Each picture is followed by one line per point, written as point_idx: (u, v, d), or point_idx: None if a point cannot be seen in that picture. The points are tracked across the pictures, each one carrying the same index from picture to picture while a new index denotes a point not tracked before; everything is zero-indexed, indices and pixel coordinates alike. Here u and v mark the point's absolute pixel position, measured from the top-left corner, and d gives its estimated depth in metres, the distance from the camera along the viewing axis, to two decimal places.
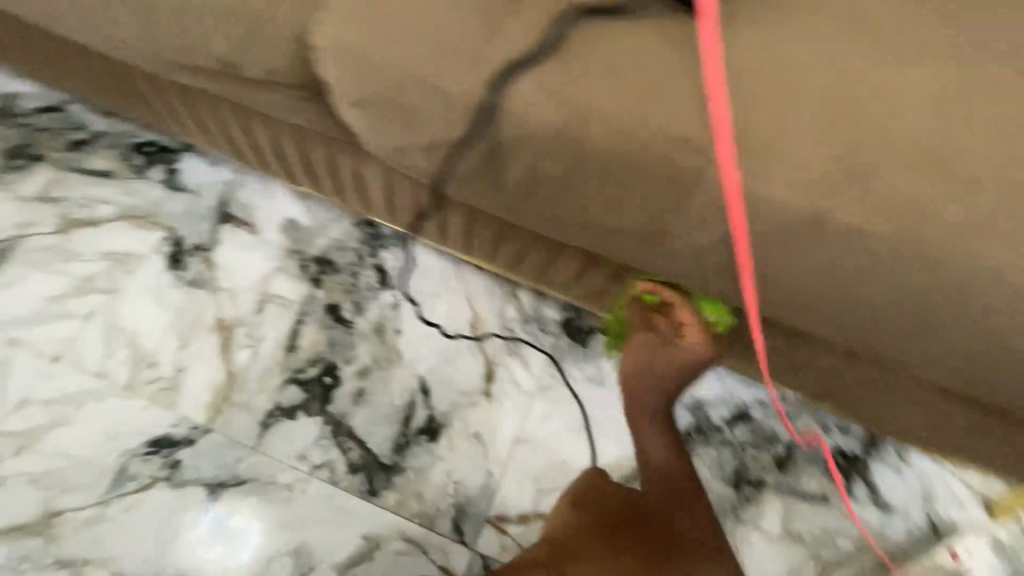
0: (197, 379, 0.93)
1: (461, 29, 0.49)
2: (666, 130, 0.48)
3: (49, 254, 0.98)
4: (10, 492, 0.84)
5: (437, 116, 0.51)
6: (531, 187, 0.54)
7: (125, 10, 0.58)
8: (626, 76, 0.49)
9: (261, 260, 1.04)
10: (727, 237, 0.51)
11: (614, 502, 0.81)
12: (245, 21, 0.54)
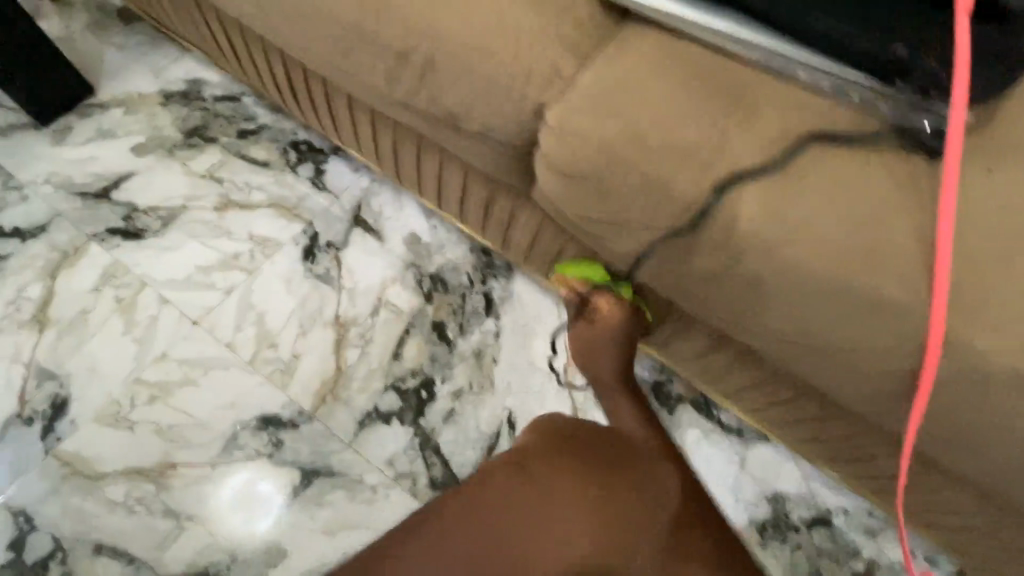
0: (310, 368, 1.00)
1: (682, 123, 0.49)
2: (883, 268, 0.45)
3: (206, 227, 1.09)
4: (135, 437, 0.91)
5: (635, 201, 0.51)
6: (712, 285, 0.53)
7: (352, 42, 0.62)
8: (852, 204, 0.46)
9: (383, 267, 1.10)
10: (912, 380, 0.48)
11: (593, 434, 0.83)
12: (462, 70, 0.56)
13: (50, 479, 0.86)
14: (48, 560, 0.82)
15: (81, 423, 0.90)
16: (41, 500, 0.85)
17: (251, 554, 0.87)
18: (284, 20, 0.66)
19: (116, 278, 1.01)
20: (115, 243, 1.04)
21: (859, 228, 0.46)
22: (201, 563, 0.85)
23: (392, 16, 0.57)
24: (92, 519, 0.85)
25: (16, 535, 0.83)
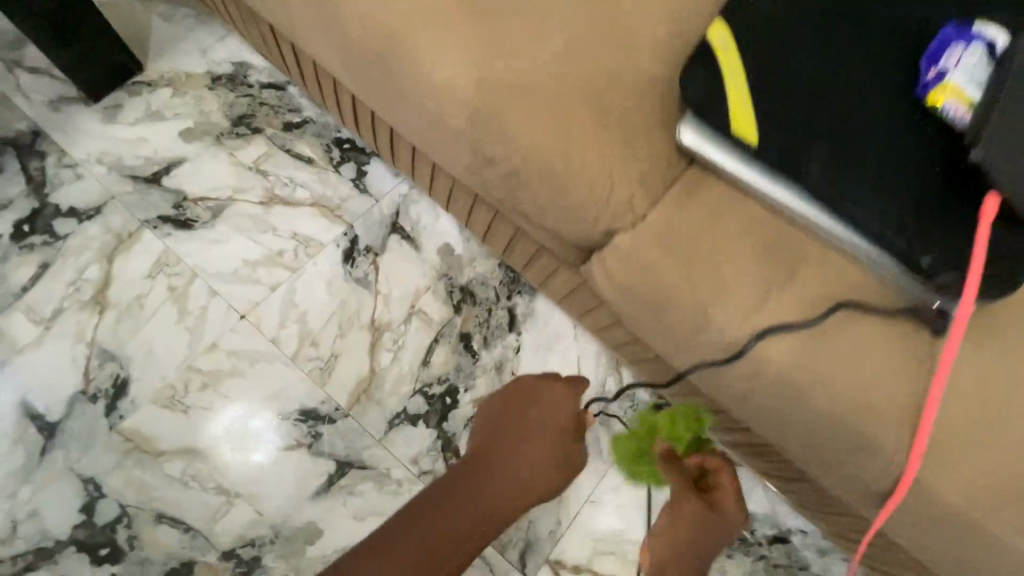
0: (347, 368, 1.09)
1: (731, 272, 0.60)
2: (875, 413, 0.56)
3: (253, 221, 1.13)
4: (190, 420, 1.00)
5: (683, 319, 0.60)
6: (736, 395, 0.63)
7: (435, 120, 0.66)
8: (862, 361, 0.57)
9: (417, 276, 1.17)
10: (884, 496, 0.59)
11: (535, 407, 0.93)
12: (542, 173, 0.62)
13: (116, 452, 0.97)
14: (115, 523, 0.94)
15: (141, 403, 1.00)
16: (109, 470, 0.96)
17: (290, 532, 0.99)
18: (372, 85, 0.70)
19: (168, 266, 1.07)
20: (167, 231, 1.09)
21: (866, 380, 0.56)
22: (247, 536, 0.97)
23: (480, 113, 0.62)
24: (153, 491, 0.96)
25: (87, 499, 0.94)
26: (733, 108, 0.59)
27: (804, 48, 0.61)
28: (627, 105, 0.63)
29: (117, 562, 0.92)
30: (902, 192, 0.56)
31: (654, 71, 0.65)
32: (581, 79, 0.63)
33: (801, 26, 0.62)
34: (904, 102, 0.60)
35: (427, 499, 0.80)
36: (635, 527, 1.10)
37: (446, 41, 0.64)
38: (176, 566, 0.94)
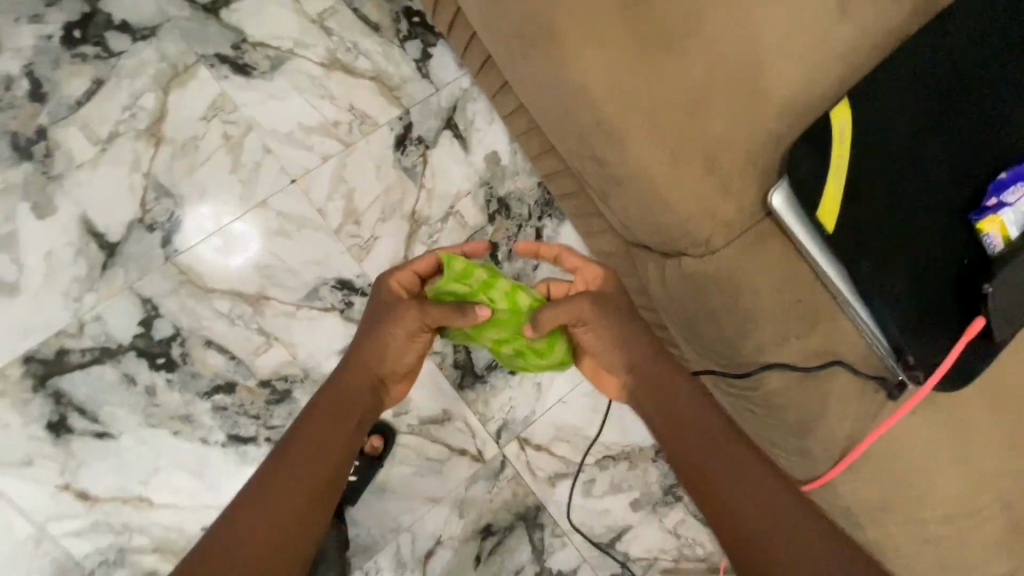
0: (383, 251, 1.17)
1: (763, 307, 0.72)
2: (818, 434, 0.75)
3: (311, 83, 1.11)
4: (239, 267, 1.10)
5: (709, 330, 0.75)
6: (726, 388, 0.81)
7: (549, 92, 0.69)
8: (828, 404, 0.74)
9: (461, 178, 1.22)
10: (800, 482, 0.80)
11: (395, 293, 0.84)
12: (639, 179, 0.68)
13: (171, 281, 1.07)
14: (170, 340, 1.07)
15: (195, 242, 1.07)
16: (164, 295, 1.06)
17: (318, 377, 1.14)
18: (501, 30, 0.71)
19: (224, 112, 1.07)
20: (224, 73, 1.07)
21: (824, 416, 0.74)
22: (281, 372, 1.13)
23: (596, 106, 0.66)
24: (204, 320, 1.09)
25: (145, 316, 1.06)
26: (824, 201, 0.68)
27: (887, 129, 0.69)
28: (734, 136, 0.68)
29: (172, 371, 1.08)
30: (910, 284, 0.70)
31: (771, 106, 0.68)
32: (702, 99, 0.67)
33: (895, 107, 0.68)
34: (951, 203, 0.70)
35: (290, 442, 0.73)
36: (590, 427, 1.36)
37: (590, 26, 0.66)
38: (221, 384, 1.10)
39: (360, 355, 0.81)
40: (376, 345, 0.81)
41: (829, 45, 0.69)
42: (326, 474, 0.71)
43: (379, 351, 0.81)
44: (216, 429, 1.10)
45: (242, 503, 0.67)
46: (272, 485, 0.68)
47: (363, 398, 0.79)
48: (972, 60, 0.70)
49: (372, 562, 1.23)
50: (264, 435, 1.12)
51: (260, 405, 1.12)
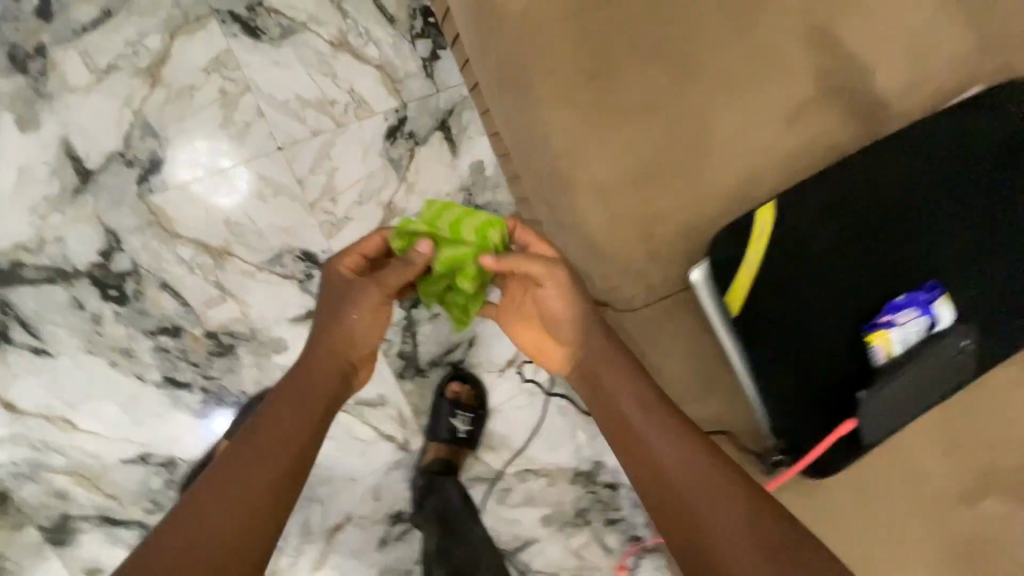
0: (354, 233, 1.21)
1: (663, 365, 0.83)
2: None
3: (317, 59, 1.15)
4: (209, 218, 1.13)
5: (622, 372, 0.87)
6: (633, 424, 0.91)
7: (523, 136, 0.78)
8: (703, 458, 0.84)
9: (443, 179, 1.26)
10: None
11: (347, 275, 0.79)
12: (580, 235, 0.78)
13: (139, 218, 1.09)
14: (126, 275, 1.10)
15: (170, 186, 1.10)
16: (130, 231, 1.09)
17: (263, 339, 1.19)
18: (492, 75, 0.79)
19: (225, 68, 1.10)
20: (234, 31, 1.10)
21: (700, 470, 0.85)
22: (229, 327, 1.17)
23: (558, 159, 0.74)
24: (164, 263, 1.11)
25: (105, 247, 1.08)
26: (734, 282, 0.76)
27: (807, 236, 0.77)
28: (673, 211, 0.78)
29: (122, 305, 1.10)
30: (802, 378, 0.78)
31: (710, 191, 0.79)
32: (652, 173, 0.77)
33: (815, 216, 0.77)
34: (854, 311, 0.78)
35: (256, 422, 0.71)
36: (517, 439, 1.43)
37: (568, 91, 0.74)
38: (168, 326, 1.13)
39: (323, 340, 0.77)
40: (335, 326, 0.76)
41: (769, 151, 0.79)
42: (297, 451, 0.70)
43: (338, 334, 0.76)
44: (154, 368, 1.13)
45: (212, 479, 0.66)
46: (245, 466, 0.67)
47: (329, 380, 0.76)
48: (891, 190, 0.78)
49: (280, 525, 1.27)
50: (200, 383, 1.16)
51: (202, 354, 1.16)
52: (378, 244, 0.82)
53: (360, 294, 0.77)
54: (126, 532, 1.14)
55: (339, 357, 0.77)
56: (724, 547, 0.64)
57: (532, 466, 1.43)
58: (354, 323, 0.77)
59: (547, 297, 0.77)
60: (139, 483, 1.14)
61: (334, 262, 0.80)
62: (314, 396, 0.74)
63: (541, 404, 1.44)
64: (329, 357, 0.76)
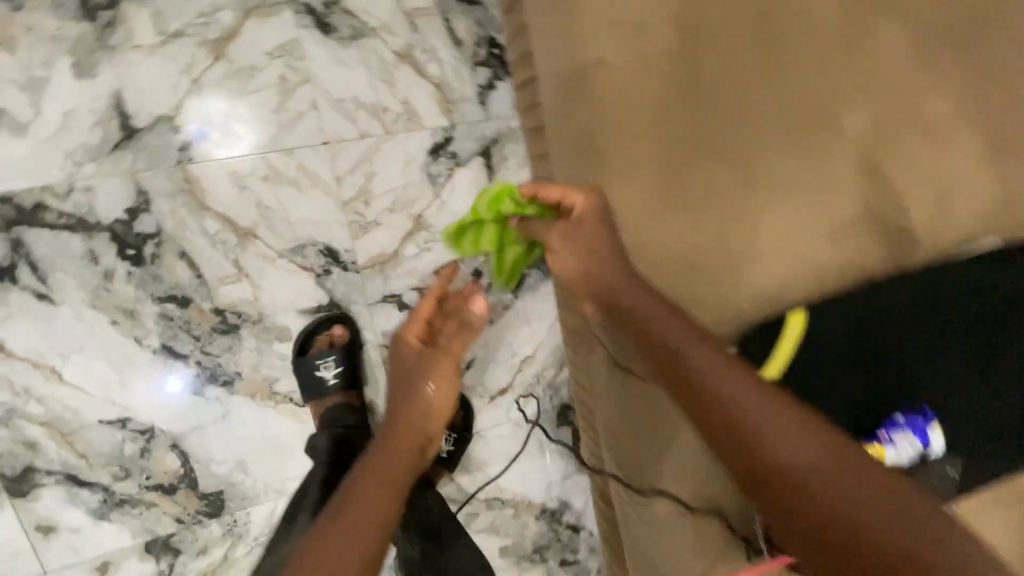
0: (379, 238, 1.23)
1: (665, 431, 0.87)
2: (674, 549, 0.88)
3: (380, 66, 1.17)
4: (242, 197, 1.13)
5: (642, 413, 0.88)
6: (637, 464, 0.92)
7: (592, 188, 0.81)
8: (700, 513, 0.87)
9: (476, 203, 1.29)
10: None
11: (416, 339, 0.88)
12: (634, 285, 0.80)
13: (173, 185, 1.09)
14: (147, 237, 1.09)
15: (211, 159, 1.10)
16: (161, 195, 1.08)
17: (270, 325, 1.19)
18: (572, 144, 0.90)
19: (291, 56, 1.11)
20: (306, 23, 1.12)
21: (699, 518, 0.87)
22: (237, 307, 1.16)
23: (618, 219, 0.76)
24: (188, 232, 1.11)
25: (133, 206, 1.07)
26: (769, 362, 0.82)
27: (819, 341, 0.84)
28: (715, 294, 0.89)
29: (136, 266, 1.09)
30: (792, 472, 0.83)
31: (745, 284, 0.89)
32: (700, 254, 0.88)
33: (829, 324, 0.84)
34: (848, 416, 0.83)
35: (346, 489, 0.71)
36: (493, 466, 1.44)
37: (633, 171, 0.86)
38: (177, 296, 1.12)
39: (399, 404, 0.81)
40: (408, 392, 0.81)
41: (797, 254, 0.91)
42: (384, 520, 0.68)
43: (414, 402, 0.80)
44: (154, 334, 1.12)
45: (301, 562, 0.63)
46: (334, 534, 0.65)
47: (408, 446, 0.77)
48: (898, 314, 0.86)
49: (243, 513, 1.25)
50: (196, 357, 1.15)
51: (206, 329, 1.15)
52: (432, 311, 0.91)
53: (427, 361, 0.84)
54: (88, 494, 1.14)
55: (417, 427, 0.80)
56: (839, 514, 0.60)
57: (502, 495, 1.44)
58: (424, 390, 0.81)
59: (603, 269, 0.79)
60: (111, 447, 1.14)
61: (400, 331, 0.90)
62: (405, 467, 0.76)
63: (523, 437, 1.45)
64: (412, 424, 0.79)
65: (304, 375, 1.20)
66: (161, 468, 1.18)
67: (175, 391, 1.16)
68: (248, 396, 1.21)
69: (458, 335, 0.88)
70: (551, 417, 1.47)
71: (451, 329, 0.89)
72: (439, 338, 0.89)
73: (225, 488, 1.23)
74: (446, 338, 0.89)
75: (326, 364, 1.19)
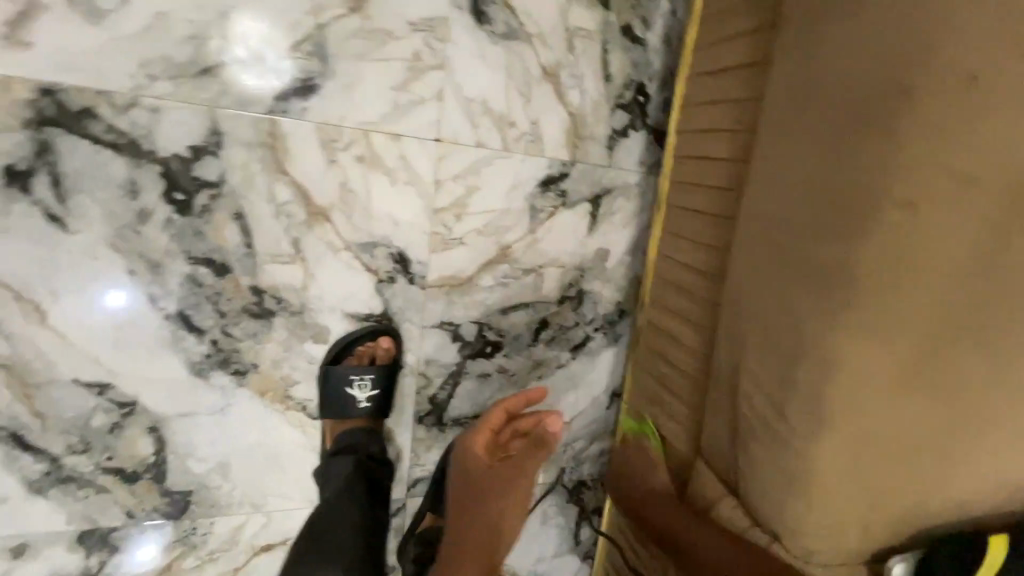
0: (457, 259, 1.07)
1: None
2: None
3: (521, 76, 1.03)
4: (327, 172, 0.96)
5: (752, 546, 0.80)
6: None
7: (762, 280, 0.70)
8: None
9: (567, 250, 1.14)
10: None
11: (487, 444, 0.97)
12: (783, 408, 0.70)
13: (254, 135, 0.91)
14: (205, 184, 0.91)
15: (307, 119, 0.93)
16: (238, 142, 0.91)
17: (308, 322, 1.02)
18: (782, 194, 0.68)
19: (433, 35, 0.96)
20: (461, 4, 0.97)
21: None
22: (278, 292, 0.99)
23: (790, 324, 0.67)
24: (252, 193, 0.93)
25: (199, 144, 0.89)
26: None
27: None
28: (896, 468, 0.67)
29: (180, 214, 0.91)
30: None
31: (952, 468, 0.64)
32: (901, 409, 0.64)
33: None
34: None
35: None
36: None
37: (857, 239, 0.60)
38: (214, 261, 0.94)
39: (467, 518, 0.93)
40: (478, 502, 0.94)
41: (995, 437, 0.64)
42: None
43: (484, 521, 0.93)
44: (174, 298, 0.94)
45: None
46: None
47: (483, 547, 0.92)
48: None
49: (206, 521, 1.06)
50: (213, 335, 0.97)
51: (236, 307, 0.97)
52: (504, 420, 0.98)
53: (496, 478, 0.95)
54: (31, 462, 0.93)
55: (487, 547, 0.93)
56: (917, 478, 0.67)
57: None
58: (497, 503, 0.94)
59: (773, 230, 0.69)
60: (77, 413, 0.94)
61: (471, 440, 0.96)
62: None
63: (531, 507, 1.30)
64: (484, 536, 0.92)
65: (333, 387, 1.04)
66: (128, 451, 0.98)
67: (116, 307, 0.92)
68: (256, 394, 1.03)
69: (527, 449, 0.96)
70: (565, 493, 1.32)
71: (523, 447, 0.96)
72: (502, 464, 0.95)
73: (195, 489, 1.04)
74: (519, 458, 0.96)
75: (362, 383, 1.03)
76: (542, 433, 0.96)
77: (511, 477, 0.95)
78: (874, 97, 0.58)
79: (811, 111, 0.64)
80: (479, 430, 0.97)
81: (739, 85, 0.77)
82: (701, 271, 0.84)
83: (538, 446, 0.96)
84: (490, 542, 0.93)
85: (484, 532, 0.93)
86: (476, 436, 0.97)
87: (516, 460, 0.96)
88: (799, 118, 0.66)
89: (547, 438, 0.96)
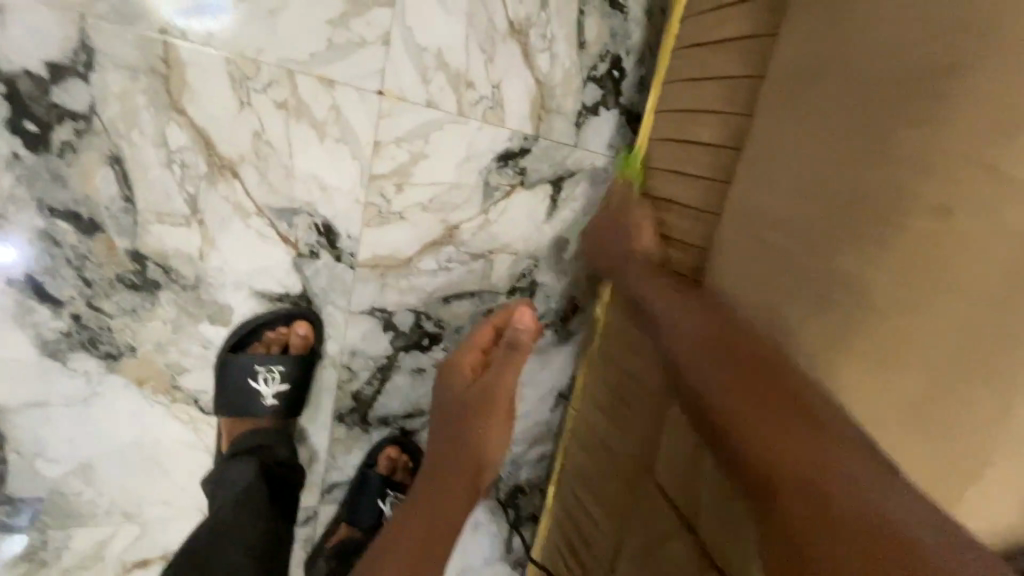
0: (395, 236, 0.92)
1: None
2: None
3: (485, 30, 0.89)
4: (238, 116, 0.78)
5: None
6: None
7: (748, 254, 0.59)
8: None
9: (522, 235, 1.01)
10: None
11: (472, 357, 0.84)
12: None
13: (140, 59, 0.72)
14: (68, 115, 0.71)
15: (214, 46, 0.75)
16: (118, 66, 0.71)
17: (205, 300, 0.84)
18: (776, 173, 0.57)
19: None
20: None
21: None
22: (167, 260, 0.80)
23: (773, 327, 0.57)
24: (136, 134, 0.74)
25: (62, 61, 0.69)
26: None
27: None
28: None
29: (31, 149, 0.71)
30: None
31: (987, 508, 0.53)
32: (917, 458, 0.52)
33: None
34: None
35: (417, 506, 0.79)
36: None
37: (805, 214, 0.54)
38: (79, 215, 0.74)
39: (458, 421, 0.81)
40: (459, 410, 0.81)
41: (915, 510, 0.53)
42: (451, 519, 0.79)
43: (455, 410, 0.82)
44: (24, 258, 0.74)
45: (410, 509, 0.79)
46: (437, 503, 0.79)
47: (464, 458, 0.80)
48: None
49: (61, 534, 0.87)
50: (75, 309, 0.77)
51: (107, 275, 0.78)
52: (490, 338, 0.85)
53: (475, 396, 0.80)
54: None
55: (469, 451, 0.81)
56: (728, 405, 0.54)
57: None
58: (474, 420, 0.80)
59: (760, 199, 0.58)
60: None
61: (456, 357, 0.84)
62: (453, 497, 0.80)
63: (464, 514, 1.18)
64: (466, 435, 0.80)
65: (233, 379, 0.87)
66: None
67: None
68: (132, 383, 0.84)
69: (500, 359, 0.81)
70: (500, 499, 1.20)
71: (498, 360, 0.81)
72: (481, 379, 0.81)
73: (47, 495, 0.84)
74: (497, 370, 0.81)
75: (268, 376, 0.87)
76: (514, 336, 0.80)
77: (488, 396, 0.80)
78: (911, 82, 0.47)
79: (822, 96, 0.53)
80: (466, 348, 0.84)
81: (744, 61, 0.67)
82: (675, 272, 0.73)
83: (511, 347, 0.80)
84: (462, 436, 0.80)
85: (464, 461, 0.80)
86: (468, 350, 0.84)
87: (492, 375, 0.80)
88: (802, 106, 0.55)
89: (520, 340, 0.80)
